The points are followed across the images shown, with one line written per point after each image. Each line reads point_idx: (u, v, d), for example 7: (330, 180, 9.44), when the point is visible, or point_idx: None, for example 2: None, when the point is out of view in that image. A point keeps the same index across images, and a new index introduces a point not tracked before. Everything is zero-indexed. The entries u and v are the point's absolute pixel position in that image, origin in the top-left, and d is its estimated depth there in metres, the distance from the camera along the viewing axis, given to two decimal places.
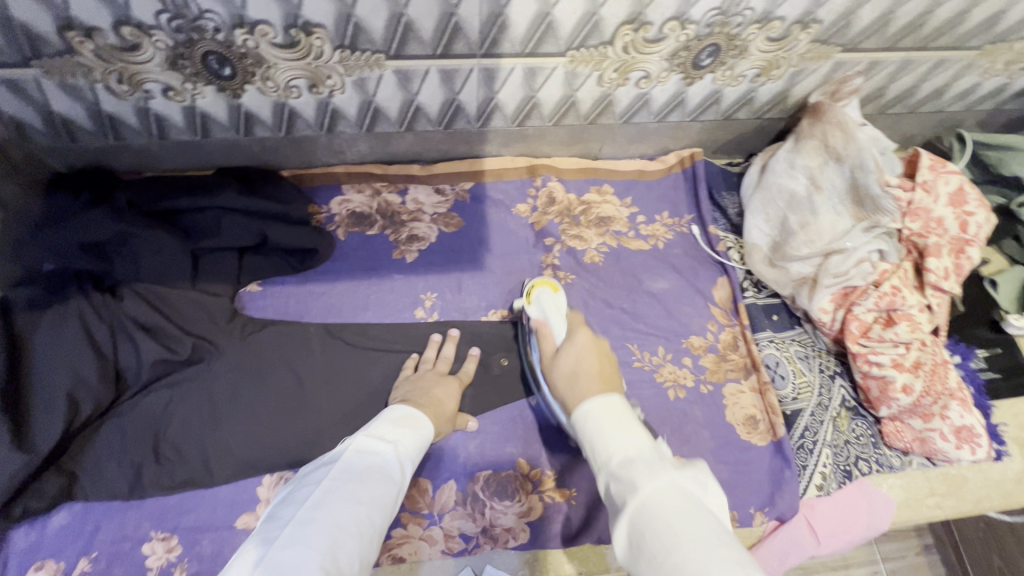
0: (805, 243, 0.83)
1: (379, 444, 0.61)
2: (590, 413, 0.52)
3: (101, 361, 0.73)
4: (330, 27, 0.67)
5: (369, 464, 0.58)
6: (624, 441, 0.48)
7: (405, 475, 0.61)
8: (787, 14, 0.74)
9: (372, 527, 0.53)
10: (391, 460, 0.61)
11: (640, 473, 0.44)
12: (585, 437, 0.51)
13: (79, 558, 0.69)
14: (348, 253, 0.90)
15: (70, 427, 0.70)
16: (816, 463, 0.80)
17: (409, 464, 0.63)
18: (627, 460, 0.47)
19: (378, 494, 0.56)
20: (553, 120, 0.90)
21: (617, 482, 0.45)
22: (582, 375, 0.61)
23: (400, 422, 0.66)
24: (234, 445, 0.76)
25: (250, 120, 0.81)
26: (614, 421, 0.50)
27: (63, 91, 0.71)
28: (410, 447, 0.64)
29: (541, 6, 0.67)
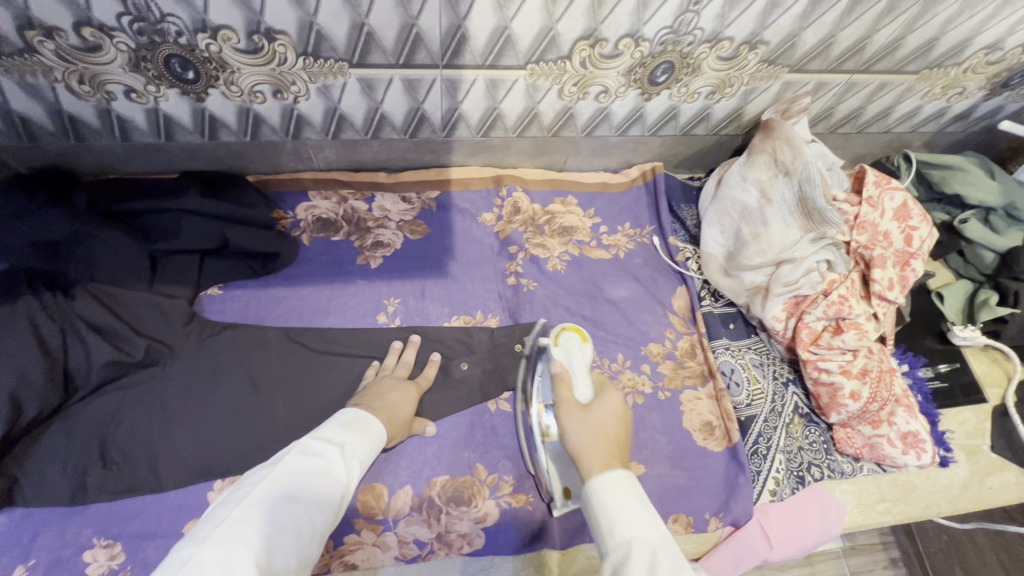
0: (757, 253, 0.86)
1: (325, 445, 0.61)
2: (613, 488, 0.55)
3: (49, 362, 0.71)
4: (292, 34, 0.68)
5: (312, 465, 0.58)
6: (646, 533, 0.50)
7: (352, 477, 0.61)
8: (735, 35, 0.78)
9: (313, 526, 0.54)
10: (338, 460, 0.61)
11: (655, 569, 0.47)
12: (603, 511, 0.54)
13: (16, 566, 0.67)
14: (312, 259, 0.91)
15: (12, 430, 0.68)
16: (769, 468, 0.81)
17: (358, 465, 0.63)
18: (647, 553, 0.49)
19: (319, 496, 0.56)
20: (517, 132, 0.92)
21: (630, 571, 0.48)
22: (607, 440, 0.63)
23: (352, 425, 0.66)
24: (184, 450, 0.74)
25: (215, 125, 0.81)
26: (632, 505, 0.53)
27: (23, 90, 0.71)
28: (359, 449, 0.64)
29: (500, 20, 0.70)
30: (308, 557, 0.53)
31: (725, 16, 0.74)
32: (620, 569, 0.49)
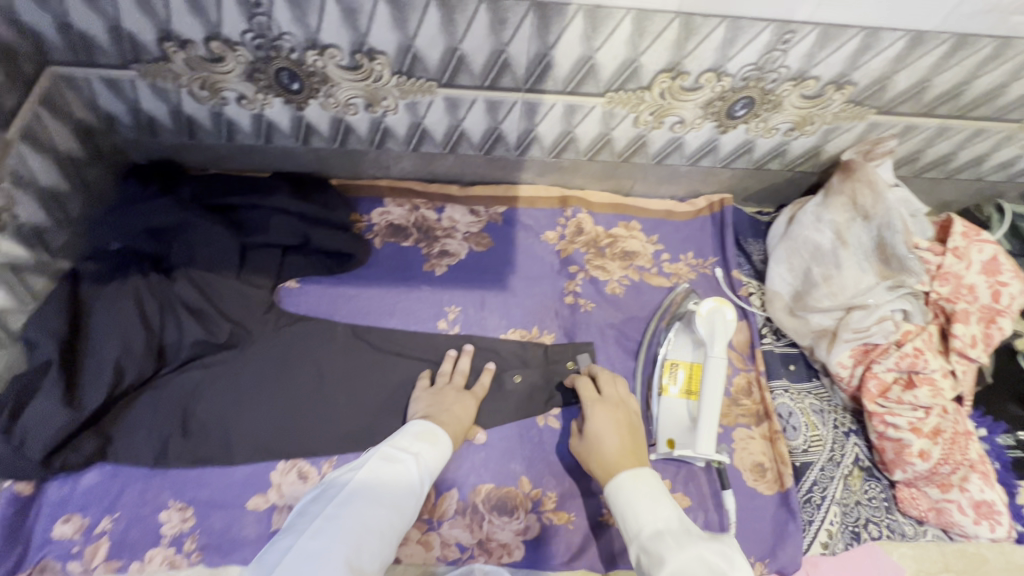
0: (827, 295, 0.83)
1: (401, 453, 0.66)
2: (616, 496, 0.65)
3: (148, 334, 0.78)
4: (391, 55, 0.74)
5: (391, 472, 0.63)
6: (654, 521, 0.60)
7: (423, 486, 0.65)
8: (822, 74, 0.77)
9: (393, 530, 0.59)
10: (412, 469, 0.65)
11: (664, 545, 0.56)
12: (619, 514, 0.64)
13: (102, 516, 0.74)
14: (382, 261, 0.96)
15: (113, 394, 0.75)
16: (822, 519, 0.78)
17: (429, 474, 0.67)
18: (655, 534, 0.58)
19: (397, 502, 0.60)
20: (588, 155, 0.94)
21: (651, 556, 0.57)
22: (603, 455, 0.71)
23: (425, 436, 0.69)
24: (254, 428, 0.80)
25: (309, 131, 0.88)
26: (641, 494, 0.63)
27: (152, 92, 0.80)
28: (429, 461, 0.67)
29: (585, 50, 0.73)
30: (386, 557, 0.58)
31: (813, 56, 0.73)
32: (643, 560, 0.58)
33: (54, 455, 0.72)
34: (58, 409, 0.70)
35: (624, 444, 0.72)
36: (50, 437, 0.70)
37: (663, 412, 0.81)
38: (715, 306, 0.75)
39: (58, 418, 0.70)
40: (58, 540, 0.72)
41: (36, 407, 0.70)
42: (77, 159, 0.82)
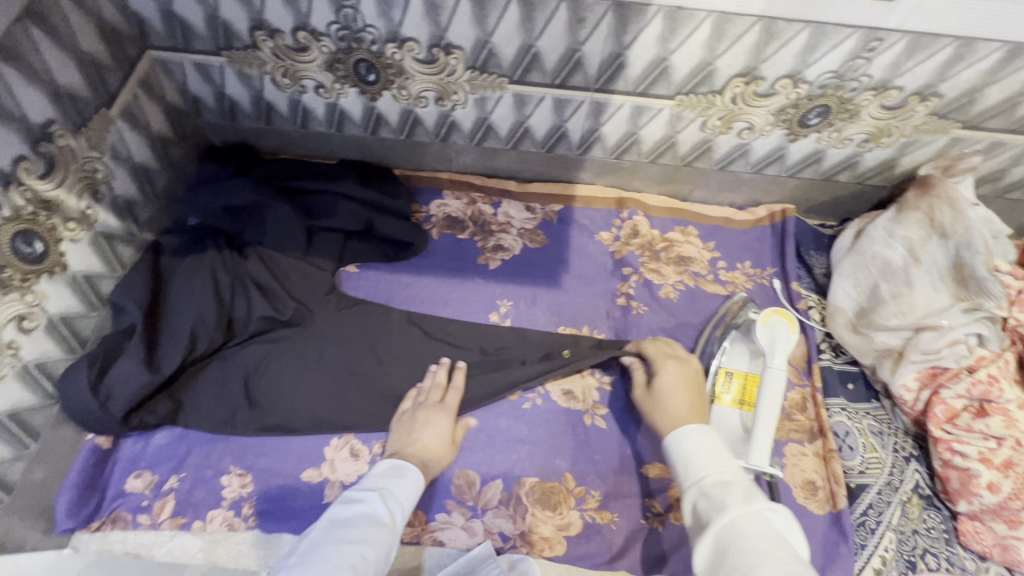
0: (895, 314, 0.80)
1: (363, 492, 0.68)
2: (677, 441, 0.64)
3: (220, 307, 0.82)
4: (467, 50, 0.75)
5: (353, 512, 0.65)
6: (719, 472, 0.58)
7: (395, 514, 0.66)
8: (906, 85, 0.74)
9: (366, 563, 0.59)
10: (376, 502, 0.66)
11: (730, 495, 0.55)
12: (682, 457, 0.62)
13: (170, 475, 0.78)
14: (438, 252, 0.98)
15: (186, 360, 0.79)
16: (876, 544, 0.76)
17: (402, 506, 0.68)
18: (720, 484, 0.57)
19: (364, 534, 0.61)
20: (649, 158, 0.94)
21: (708, 500, 0.56)
22: (668, 404, 0.72)
23: (390, 473, 0.71)
24: (315, 403, 0.83)
25: (379, 121, 0.91)
26: (711, 449, 0.61)
27: (238, 78, 0.84)
28: (398, 492, 0.68)
29: (660, 51, 0.72)
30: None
31: (899, 65, 0.71)
32: (696, 503, 0.57)
33: (133, 412, 0.76)
34: (138, 370, 0.74)
35: (691, 400, 0.72)
36: (130, 397, 0.74)
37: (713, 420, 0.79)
38: (775, 317, 0.75)
39: (142, 379, 0.74)
40: (129, 493, 0.76)
41: (120, 367, 0.73)
42: (166, 139, 0.87)
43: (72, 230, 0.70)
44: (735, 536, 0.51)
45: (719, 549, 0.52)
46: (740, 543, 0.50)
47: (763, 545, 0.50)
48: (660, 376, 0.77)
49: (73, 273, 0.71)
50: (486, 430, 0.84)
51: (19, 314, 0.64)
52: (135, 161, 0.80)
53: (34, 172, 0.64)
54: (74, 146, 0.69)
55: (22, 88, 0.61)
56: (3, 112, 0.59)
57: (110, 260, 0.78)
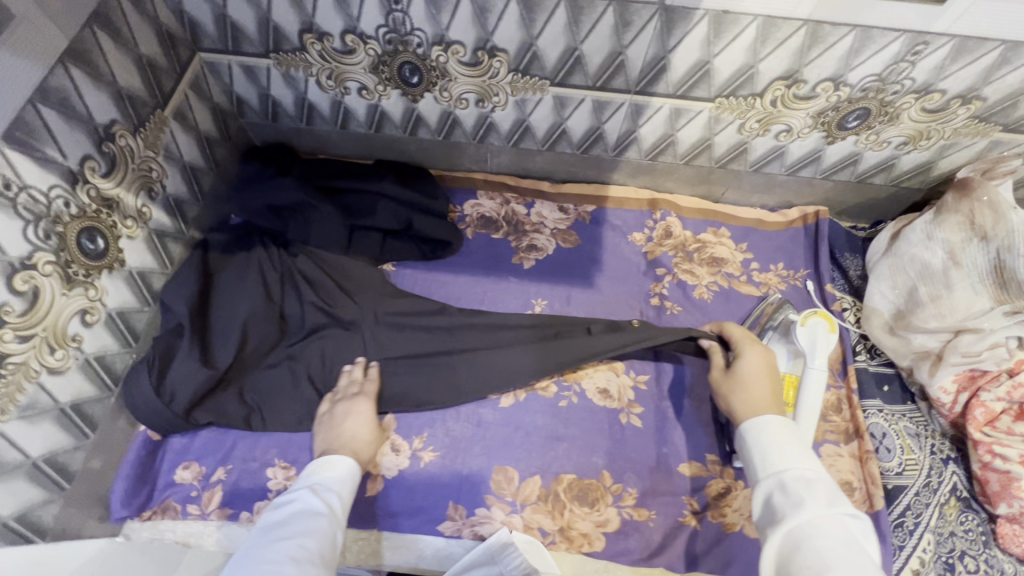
0: (934, 316, 0.80)
1: (293, 493, 0.67)
2: (758, 431, 0.66)
3: (269, 304, 0.84)
4: (511, 53, 0.76)
5: (288, 512, 0.64)
6: (800, 469, 0.60)
7: (332, 505, 0.67)
8: (949, 88, 0.74)
9: (309, 552, 0.59)
10: (309, 498, 0.66)
11: (810, 492, 0.57)
12: (762, 448, 0.64)
13: (217, 467, 0.79)
14: (473, 251, 0.99)
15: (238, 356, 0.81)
16: (914, 546, 0.76)
17: (339, 496, 0.68)
18: (801, 481, 0.59)
19: (302, 527, 0.62)
20: (684, 160, 0.95)
21: (786, 494, 0.58)
22: (753, 390, 0.73)
23: (321, 467, 0.71)
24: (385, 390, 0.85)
25: (418, 122, 0.92)
26: (795, 446, 0.63)
27: (283, 80, 0.86)
28: (331, 484, 0.69)
29: (703, 55, 0.73)
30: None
31: (943, 68, 0.71)
32: (773, 494, 0.59)
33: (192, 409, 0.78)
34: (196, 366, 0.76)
35: (773, 390, 0.74)
36: (184, 391, 0.76)
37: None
38: (815, 318, 0.76)
39: (198, 373, 0.76)
40: (178, 483, 0.78)
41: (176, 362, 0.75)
42: (213, 139, 0.89)
43: (129, 228, 0.72)
44: (813, 532, 0.53)
45: (792, 541, 0.54)
46: (817, 540, 0.52)
47: (840, 548, 0.51)
48: (745, 359, 0.77)
49: (129, 269, 0.73)
50: (523, 426, 0.85)
51: (81, 309, 0.66)
52: (185, 160, 0.82)
53: (97, 171, 0.66)
54: (133, 146, 0.71)
55: (88, 90, 0.63)
56: (71, 113, 0.61)
57: (162, 257, 0.80)
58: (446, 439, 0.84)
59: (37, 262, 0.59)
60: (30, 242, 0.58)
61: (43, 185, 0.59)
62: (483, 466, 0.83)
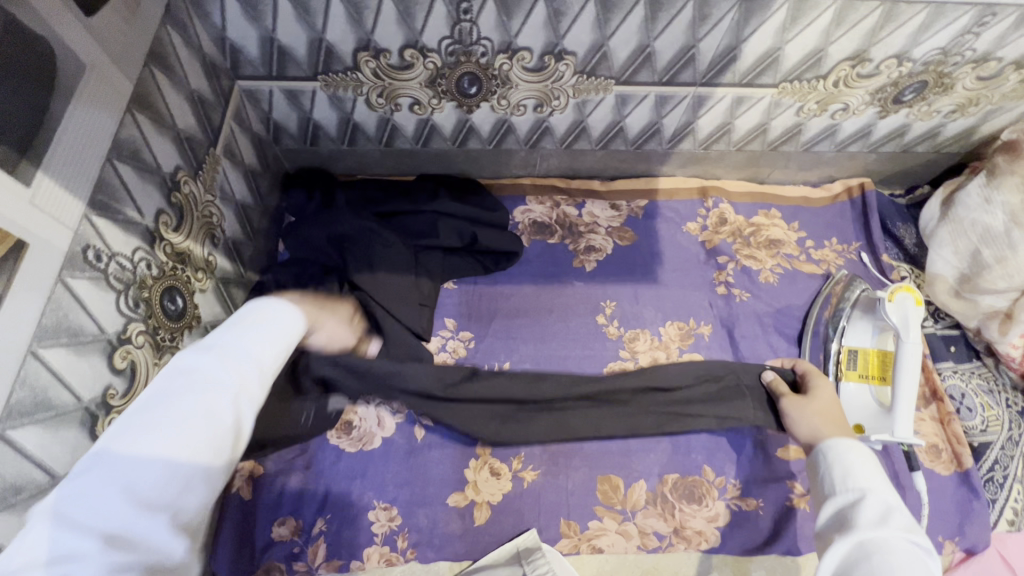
0: (1002, 277, 0.83)
1: (200, 352, 0.51)
2: (844, 448, 0.65)
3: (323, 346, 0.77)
4: (580, 55, 0.73)
5: (191, 377, 0.48)
6: (884, 492, 0.59)
7: (252, 373, 0.52)
8: (1006, 55, 0.76)
9: (216, 437, 0.47)
10: (223, 367, 0.50)
11: (889, 517, 0.55)
12: (840, 465, 0.63)
13: (316, 518, 0.76)
14: (533, 260, 0.96)
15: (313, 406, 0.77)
16: (1007, 497, 0.81)
17: (260, 361, 0.53)
18: (882, 506, 0.57)
19: (210, 405, 0.47)
20: (737, 146, 0.94)
21: (865, 509, 0.57)
22: (833, 415, 0.74)
23: (253, 323, 0.56)
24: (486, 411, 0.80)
25: (470, 133, 0.88)
26: (877, 472, 0.61)
27: (329, 102, 0.80)
28: (253, 347, 0.53)
29: (776, 42, 0.72)
30: (219, 472, 0.47)
31: (1004, 37, 0.73)
32: (849, 507, 0.59)
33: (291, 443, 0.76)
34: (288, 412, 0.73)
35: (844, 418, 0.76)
36: None
37: (843, 399, 0.83)
38: (900, 292, 0.78)
39: None
40: (278, 542, 0.74)
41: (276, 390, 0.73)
42: (255, 171, 0.83)
43: (200, 280, 0.66)
44: (881, 546, 0.52)
45: (858, 551, 0.53)
46: (883, 553, 0.51)
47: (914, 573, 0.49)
48: (819, 389, 0.79)
49: (204, 325, 0.68)
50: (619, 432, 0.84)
51: None
52: (236, 200, 0.76)
53: (169, 225, 0.60)
54: (195, 192, 0.65)
55: (154, 138, 0.57)
56: (143, 165, 0.55)
57: (228, 305, 0.74)
58: (544, 455, 0.82)
59: (131, 334, 0.53)
60: (123, 314, 0.52)
61: (128, 250, 0.53)
62: (586, 478, 0.81)
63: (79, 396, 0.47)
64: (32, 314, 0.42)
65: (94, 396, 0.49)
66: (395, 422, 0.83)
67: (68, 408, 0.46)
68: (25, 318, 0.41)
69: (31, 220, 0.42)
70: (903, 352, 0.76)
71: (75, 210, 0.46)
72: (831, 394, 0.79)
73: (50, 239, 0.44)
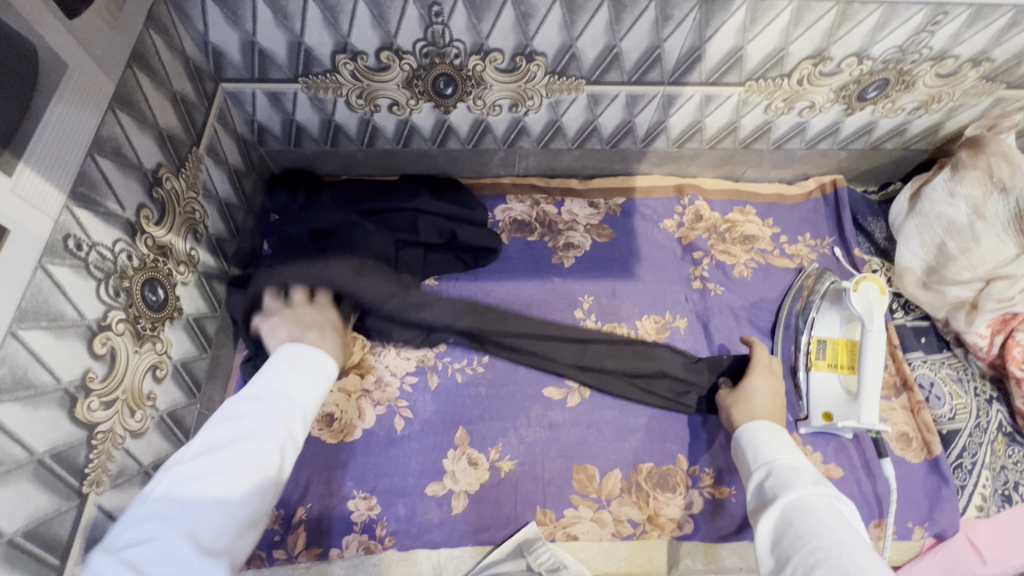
0: (966, 268, 0.85)
1: (248, 403, 0.54)
2: (758, 431, 0.69)
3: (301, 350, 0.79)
4: (550, 56, 0.76)
5: (241, 426, 0.52)
6: (791, 459, 0.63)
7: (293, 427, 0.55)
8: (962, 53, 0.79)
9: (260, 490, 0.49)
10: (267, 418, 0.53)
11: (795, 477, 0.59)
12: (754, 445, 0.68)
13: (296, 508, 0.78)
14: (512, 256, 0.98)
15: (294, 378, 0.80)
16: (975, 484, 0.82)
17: (302, 412, 0.57)
18: (790, 468, 0.61)
19: (258, 460, 0.50)
20: (710, 144, 0.97)
21: (775, 477, 0.61)
22: (761, 414, 0.74)
23: (298, 370, 0.59)
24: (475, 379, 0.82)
25: (448, 133, 0.91)
26: (783, 442, 0.66)
27: (310, 103, 0.83)
28: (294, 394, 0.57)
29: (738, 41, 0.75)
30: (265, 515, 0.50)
31: (959, 35, 0.76)
32: (766, 480, 0.62)
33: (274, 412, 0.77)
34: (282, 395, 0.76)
35: (776, 409, 0.76)
36: None
37: (812, 388, 0.85)
38: (865, 283, 0.80)
39: None
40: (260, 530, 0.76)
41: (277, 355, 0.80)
42: (239, 171, 0.86)
43: (182, 273, 0.69)
44: (801, 506, 0.55)
45: (784, 519, 0.56)
46: (803, 514, 0.54)
47: (831, 519, 0.53)
48: (754, 381, 0.79)
49: (186, 317, 0.70)
50: (594, 423, 0.86)
51: (153, 364, 0.63)
52: (220, 198, 0.79)
53: (150, 219, 0.62)
54: (177, 188, 0.68)
55: (135, 135, 0.60)
56: (124, 160, 0.58)
57: (211, 300, 0.76)
58: (522, 446, 0.84)
59: (111, 322, 0.56)
60: (103, 301, 0.55)
61: (108, 240, 0.56)
62: (562, 467, 0.83)
63: (58, 378, 0.49)
64: (11, 297, 0.44)
65: (73, 379, 0.51)
66: (376, 414, 0.85)
67: (47, 388, 0.48)
68: (6, 298, 0.44)
69: (15, 208, 0.44)
70: (868, 343, 0.78)
71: (55, 200, 0.49)
72: (766, 386, 0.79)
73: (30, 226, 0.46)
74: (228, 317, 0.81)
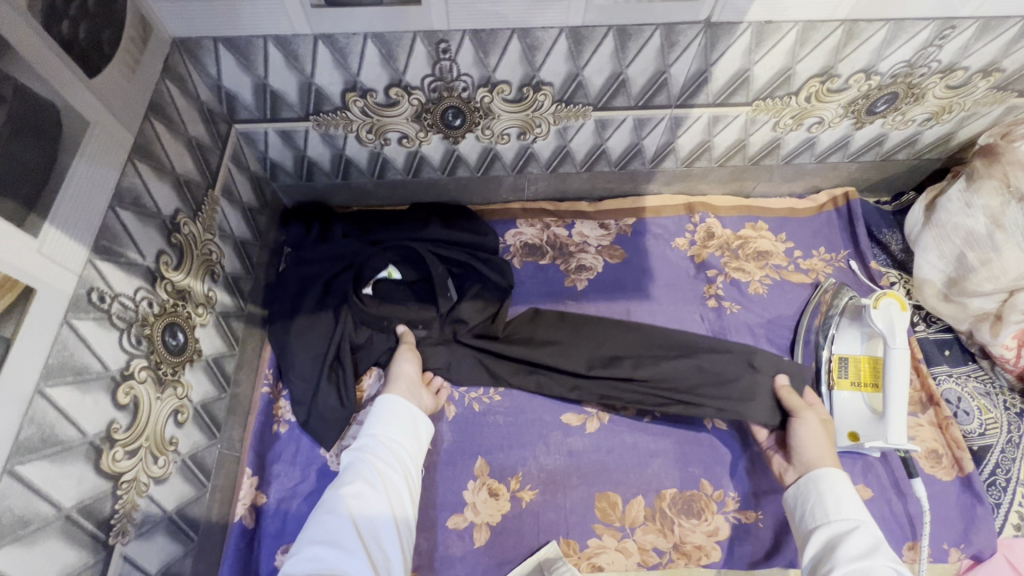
0: (987, 279, 0.83)
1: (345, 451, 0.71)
2: (834, 477, 0.70)
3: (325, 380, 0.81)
4: (556, 86, 0.77)
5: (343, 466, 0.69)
6: (870, 527, 0.64)
7: (376, 450, 0.70)
8: (971, 65, 0.78)
9: (364, 497, 0.64)
10: (355, 453, 0.69)
11: (876, 546, 0.61)
12: (831, 493, 0.69)
13: None
14: (525, 281, 0.98)
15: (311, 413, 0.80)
16: (1010, 501, 0.80)
17: (382, 437, 0.71)
18: (871, 537, 0.63)
19: (357, 477, 0.66)
20: (719, 162, 0.97)
21: (856, 539, 0.62)
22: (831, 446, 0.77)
23: (381, 413, 0.74)
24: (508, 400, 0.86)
25: (457, 162, 0.91)
26: (860, 506, 0.68)
27: (321, 140, 0.84)
28: (373, 432, 0.72)
29: (744, 63, 0.75)
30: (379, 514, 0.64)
31: (967, 48, 0.76)
32: (843, 536, 0.63)
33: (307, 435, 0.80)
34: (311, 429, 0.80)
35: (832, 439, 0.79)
36: None
37: (836, 406, 0.84)
38: (886, 299, 0.79)
39: None
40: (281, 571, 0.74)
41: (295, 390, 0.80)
42: (253, 208, 0.87)
43: (201, 315, 0.70)
44: (876, 568, 0.57)
45: None
46: None
47: None
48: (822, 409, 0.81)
49: (206, 358, 0.71)
50: (615, 449, 0.85)
51: (174, 409, 0.63)
52: (235, 237, 0.80)
53: (169, 264, 0.63)
54: (194, 232, 0.68)
55: (154, 184, 0.61)
56: (144, 210, 0.59)
57: (229, 339, 0.77)
58: (541, 475, 0.83)
59: (133, 370, 0.56)
60: (126, 351, 0.55)
61: (130, 290, 0.56)
62: (584, 495, 0.82)
63: (84, 432, 0.50)
64: (37, 356, 0.45)
65: (98, 431, 0.51)
66: None
67: (74, 443, 0.49)
68: (32, 358, 0.44)
69: (38, 267, 0.45)
70: (890, 358, 0.77)
71: (78, 256, 0.50)
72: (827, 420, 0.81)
73: (55, 283, 0.47)
74: (245, 354, 0.82)
